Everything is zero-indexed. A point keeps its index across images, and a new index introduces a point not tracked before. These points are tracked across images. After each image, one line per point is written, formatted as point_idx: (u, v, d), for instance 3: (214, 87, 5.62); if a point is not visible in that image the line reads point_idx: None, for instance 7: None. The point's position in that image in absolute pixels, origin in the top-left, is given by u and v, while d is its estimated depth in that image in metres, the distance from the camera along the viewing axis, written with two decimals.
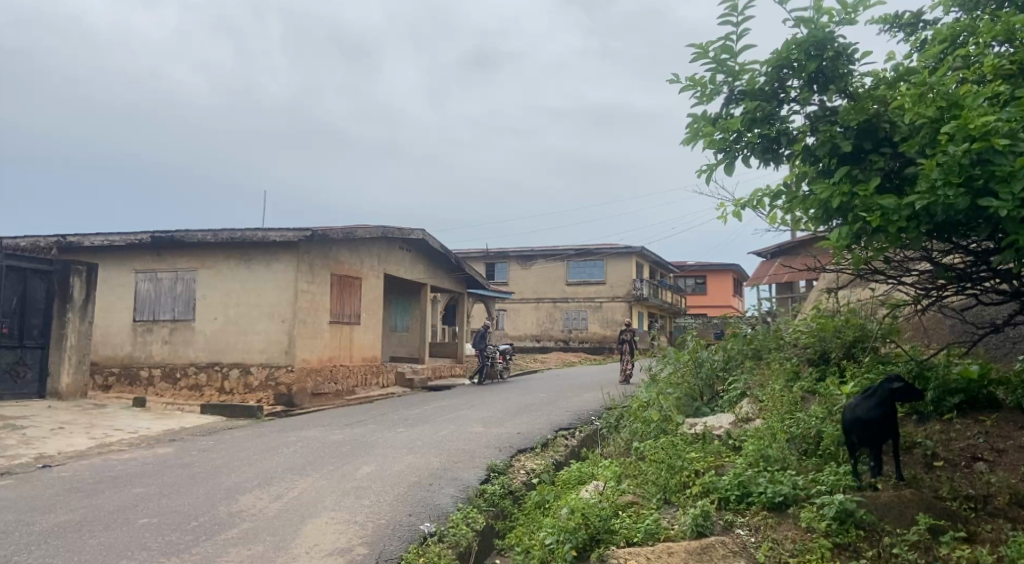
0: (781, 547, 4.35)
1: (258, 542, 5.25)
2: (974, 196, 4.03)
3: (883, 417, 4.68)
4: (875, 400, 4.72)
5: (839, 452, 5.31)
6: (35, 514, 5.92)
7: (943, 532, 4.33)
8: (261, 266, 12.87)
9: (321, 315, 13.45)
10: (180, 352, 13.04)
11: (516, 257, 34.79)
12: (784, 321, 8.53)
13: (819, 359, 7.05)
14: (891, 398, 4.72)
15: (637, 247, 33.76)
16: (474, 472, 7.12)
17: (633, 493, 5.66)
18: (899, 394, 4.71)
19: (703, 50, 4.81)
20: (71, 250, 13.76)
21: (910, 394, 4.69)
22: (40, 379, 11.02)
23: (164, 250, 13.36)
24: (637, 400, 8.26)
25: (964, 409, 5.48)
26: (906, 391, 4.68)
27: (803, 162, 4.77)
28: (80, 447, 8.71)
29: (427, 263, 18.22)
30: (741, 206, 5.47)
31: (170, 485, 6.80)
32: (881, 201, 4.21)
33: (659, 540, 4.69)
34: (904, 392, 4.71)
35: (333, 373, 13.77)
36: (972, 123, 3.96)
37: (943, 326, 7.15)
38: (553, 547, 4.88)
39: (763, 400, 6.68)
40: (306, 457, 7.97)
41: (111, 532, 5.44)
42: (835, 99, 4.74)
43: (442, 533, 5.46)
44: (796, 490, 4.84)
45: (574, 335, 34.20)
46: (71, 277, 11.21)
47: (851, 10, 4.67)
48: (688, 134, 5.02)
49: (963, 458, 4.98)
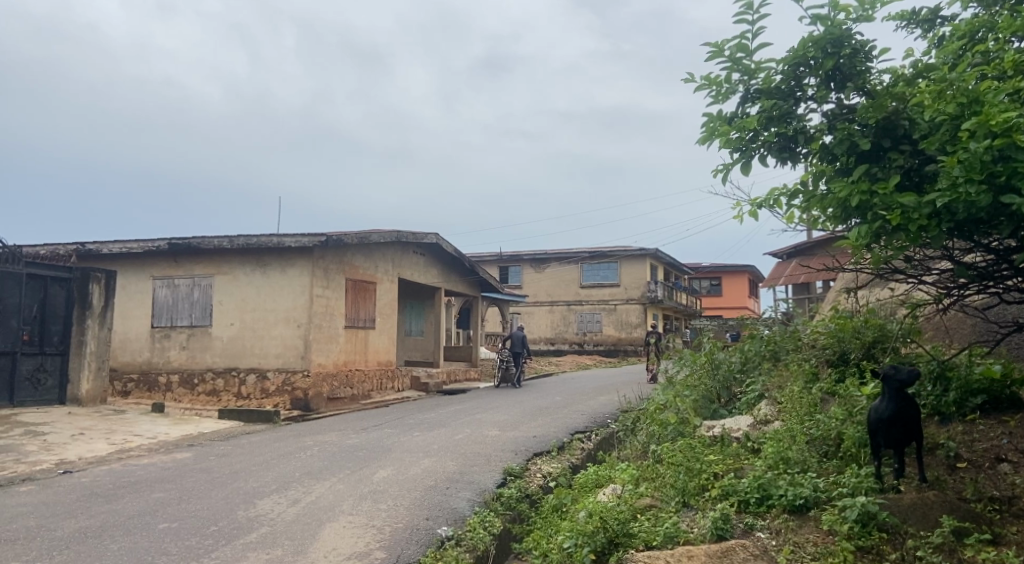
0: (803, 551, 4.32)
1: (276, 547, 5.26)
2: (996, 192, 3.98)
3: (901, 408, 4.62)
4: (886, 396, 4.68)
5: (861, 453, 5.19)
6: (57, 519, 5.96)
7: (968, 535, 4.28)
8: (277, 271, 12.93)
9: (337, 319, 13.49)
10: (198, 357, 13.13)
11: (529, 260, 34.79)
12: (801, 321, 8.47)
13: (838, 360, 6.97)
14: (903, 388, 4.64)
15: (652, 249, 33.65)
16: (491, 476, 7.10)
17: (651, 495, 5.63)
18: (905, 379, 4.63)
19: (718, 49, 4.77)
20: (89, 257, 13.87)
21: (908, 376, 4.57)
22: (60, 386, 11.14)
23: (180, 257, 13.44)
24: (654, 403, 8.30)
25: (986, 409, 5.40)
26: (907, 378, 4.58)
27: (820, 161, 4.74)
28: (100, 452, 8.77)
29: (440, 267, 18.23)
30: (757, 205, 5.43)
31: (189, 490, 6.82)
32: (900, 199, 4.17)
33: (678, 543, 4.66)
34: (902, 375, 4.62)
35: (348, 378, 13.78)
36: (993, 120, 3.89)
37: (965, 325, 7.03)
38: (571, 551, 4.85)
39: (782, 402, 6.65)
40: (323, 462, 7.99)
41: (132, 537, 5.46)
42: (853, 96, 4.71)
43: (459, 537, 5.44)
44: (817, 493, 4.80)
45: (588, 337, 34.17)
46: (91, 284, 11.31)
47: (868, 6, 4.63)
48: (703, 134, 4.97)
49: (987, 459, 4.92)
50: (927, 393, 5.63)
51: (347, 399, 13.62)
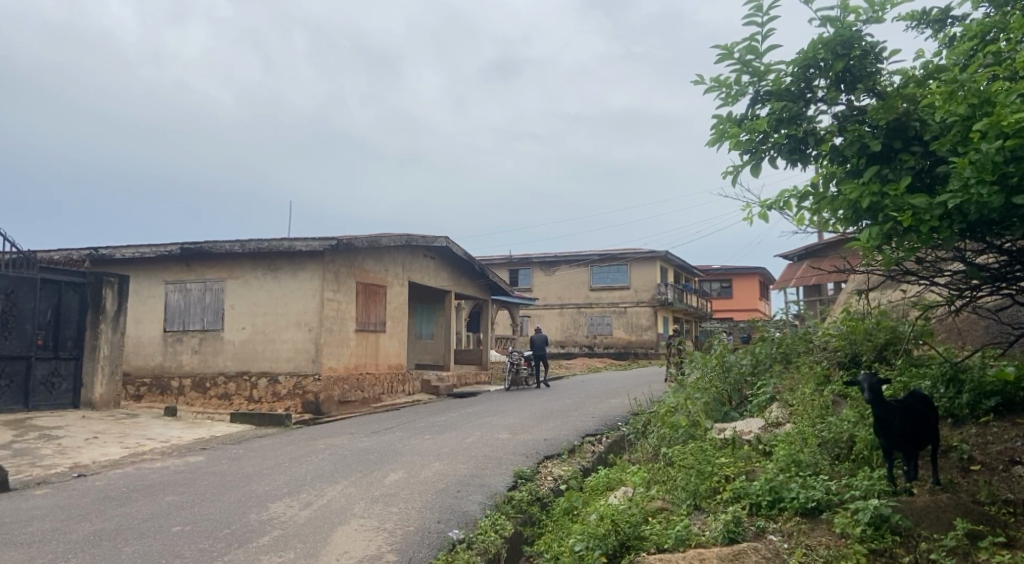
0: (815, 553, 4.31)
1: (289, 550, 5.28)
2: (1008, 193, 3.96)
3: (882, 415, 4.65)
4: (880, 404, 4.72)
5: (873, 456, 5.17)
6: (72, 523, 6.00)
7: (982, 538, 4.25)
8: (288, 276, 12.98)
9: (347, 323, 13.53)
10: (209, 361, 13.20)
11: (540, 262, 34.85)
12: (812, 323, 8.43)
13: (850, 362, 6.93)
14: (878, 393, 4.65)
15: (661, 252, 33.56)
16: (501, 479, 7.11)
17: (662, 498, 5.63)
18: (870, 386, 4.67)
19: (728, 51, 4.78)
20: (103, 262, 14.00)
21: (864, 382, 4.68)
22: (74, 390, 11.25)
23: (193, 261, 13.52)
24: (665, 406, 8.27)
25: (1001, 411, 5.34)
26: (866, 384, 4.67)
27: (831, 162, 4.74)
28: (114, 456, 8.83)
29: (450, 271, 18.25)
30: (766, 207, 5.43)
31: (203, 493, 6.87)
32: (912, 200, 4.16)
33: (689, 546, 4.64)
34: (865, 382, 4.71)
35: (360, 381, 13.84)
36: (1005, 121, 3.85)
37: (978, 326, 6.95)
38: (581, 554, 4.86)
39: (793, 405, 6.67)
40: (334, 465, 8.01)
41: (146, 540, 5.50)
42: (863, 98, 4.69)
43: (470, 541, 5.44)
44: (830, 495, 4.79)
45: (598, 340, 34.11)
46: (104, 289, 11.38)
47: (878, 9, 4.63)
48: (712, 136, 4.97)
49: (1001, 461, 4.89)
50: (940, 396, 5.59)
51: (357, 402, 13.64)
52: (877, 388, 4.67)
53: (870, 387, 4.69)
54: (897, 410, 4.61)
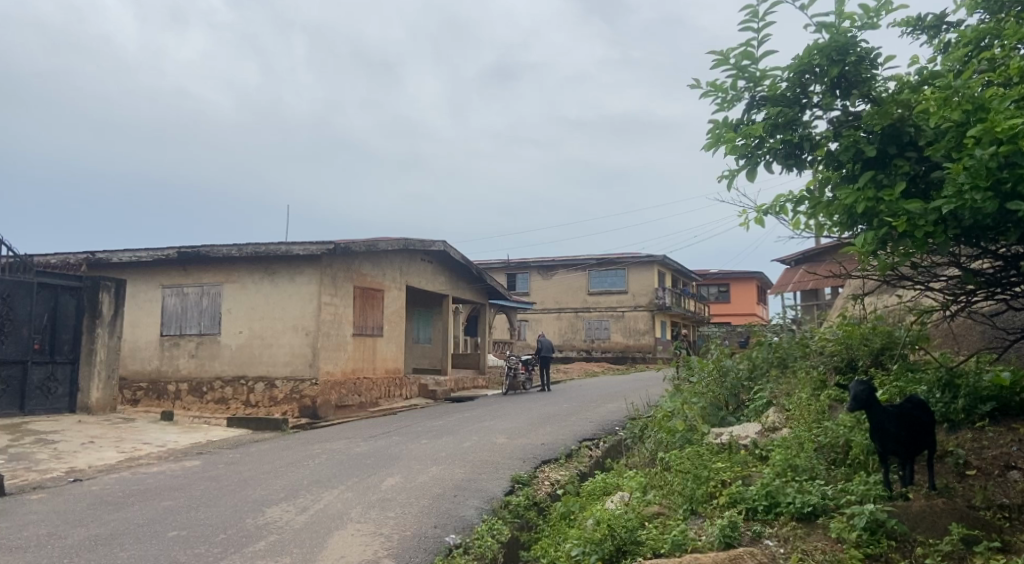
0: (813, 558, 4.30)
1: (285, 555, 5.27)
2: (1002, 199, 3.98)
3: (879, 421, 4.62)
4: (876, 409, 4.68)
5: (869, 461, 5.18)
6: (68, 527, 5.99)
7: (978, 542, 4.25)
8: (285, 280, 12.97)
9: (344, 327, 13.53)
10: (206, 365, 13.18)
11: (537, 267, 34.88)
12: (810, 329, 8.45)
13: (846, 367, 6.97)
14: (870, 398, 4.60)
15: (659, 256, 33.64)
16: (499, 484, 7.11)
17: (659, 503, 5.63)
18: (863, 391, 4.62)
19: (724, 57, 4.80)
20: (99, 266, 14.01)
21: (857, 389, 4.62)
22: (70, 395, 11.17)
23: (190, 265, 13.51)
24: (662, 411, 8.28)
25: (997, 417, 5.36)
26: (858, 391, 4.62)
27: (827, 167, 4.72)
28: (110, 460, 8.81)
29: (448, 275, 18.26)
30: (763, 212, 5.44)
31: (199, 498, 6.85)
32: (906, 206, 4.18)
33: (686, 551, 4.62)
34: (856, 388, 4.65)
35: (357, 385, 13.84)
36: (999, 126, 3.89)
37: (973, 331, 6.97)
38: (579, 558, 4.89)
39: (790, 409, 6.67)
40: (330, 470, 7.99)
41: (141, 545, 5.49)
42: (859, 104, 4.72)
43: (467, 546, 5.45)
44: (826, 500, 4.80)
45: (596, 344, 34.06)
46: (102, 293, 11.38)
47: (873, 15, 4.66)
48: (709, 140, 4.97)
49: (997, 466, 4.90)
50: (936, 400, 5.60)
51: (355, 406, 13.63)
52: (869, 394, 4.62)
53: (863, 394, 4.64)
54: (894, 414, 4.61)
